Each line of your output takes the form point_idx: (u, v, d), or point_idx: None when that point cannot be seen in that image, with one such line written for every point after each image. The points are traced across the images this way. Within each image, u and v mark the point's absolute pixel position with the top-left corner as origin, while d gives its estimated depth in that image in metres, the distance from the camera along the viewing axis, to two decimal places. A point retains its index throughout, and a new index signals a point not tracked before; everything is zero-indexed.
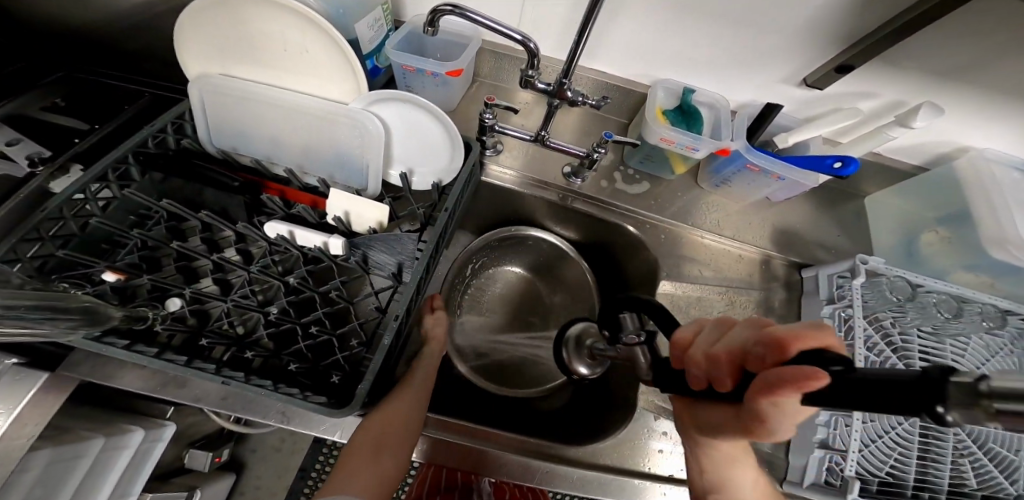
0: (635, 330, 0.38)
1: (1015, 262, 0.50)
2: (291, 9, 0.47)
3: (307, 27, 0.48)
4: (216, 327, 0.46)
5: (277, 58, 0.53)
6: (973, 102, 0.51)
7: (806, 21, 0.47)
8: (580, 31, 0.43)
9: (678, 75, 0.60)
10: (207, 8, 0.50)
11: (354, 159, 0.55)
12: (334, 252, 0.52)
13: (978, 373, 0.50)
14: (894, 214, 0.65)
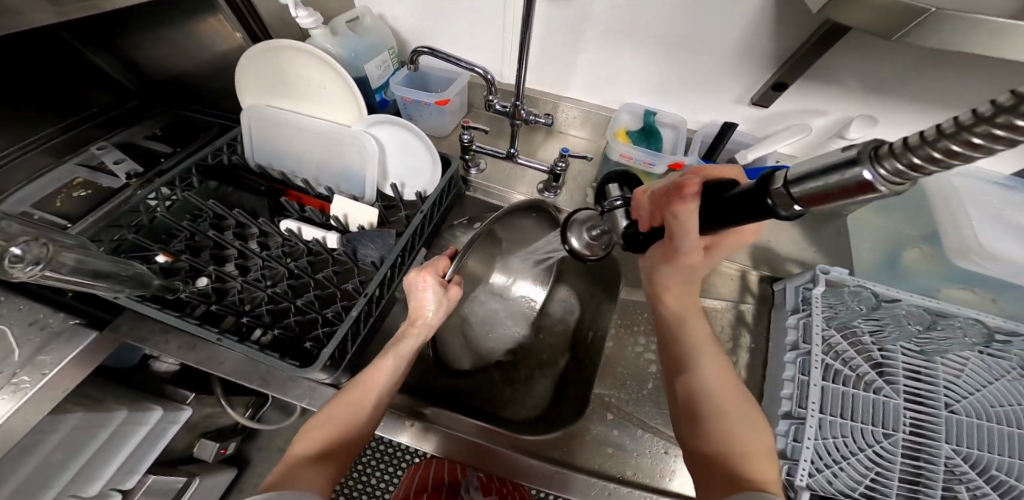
0: (615, 198, 0.46)
1: (982, 271, 0.51)
2: (313, 56, 0.61)
3: (322, 68, 0.62)
4: (230, 300, 0.57)
5: (304, 93, 0.67)
6: (909, 116, 0.56)
7: (736, 49, 0.56)
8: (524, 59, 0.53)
9: (640, 99, 0.68)
10: (256, 57, 0.65)
11: (355, 171, 0.66)
12: (331, 247, 0.62)
13: (975, 395, 0.53)
14: (878, 231, 0.63)
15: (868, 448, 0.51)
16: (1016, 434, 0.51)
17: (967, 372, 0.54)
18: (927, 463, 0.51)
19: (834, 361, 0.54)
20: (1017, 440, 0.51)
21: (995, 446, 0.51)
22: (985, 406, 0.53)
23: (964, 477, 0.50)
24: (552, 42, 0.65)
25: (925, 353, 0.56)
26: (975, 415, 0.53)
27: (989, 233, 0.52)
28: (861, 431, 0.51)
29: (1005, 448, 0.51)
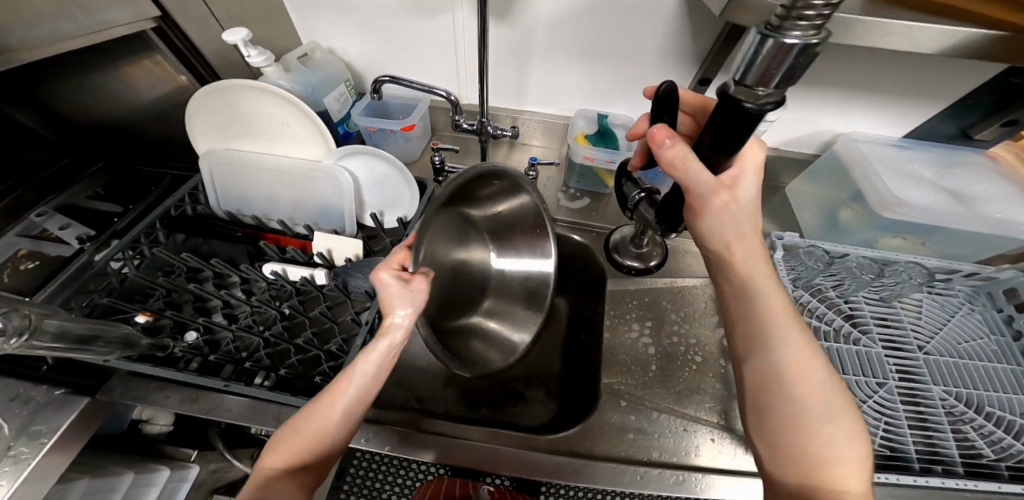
0: (636, 193, 0.51)
1: (904, 219, 0.58)
2: (270, 93, 0.61)
3: (282, 105, 0.62)
4: (224, 349, 0.56)
5: (266, 131, 0.67)
6: (814, 94, 0.66)
7: (663, 49, 0.63)
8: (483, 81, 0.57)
9: (592, 105, 0.75)
10: (207, 99, 0.64)
11: (331, 204, 0.67)
12: (320, 283, 0.62)
13: (939, 334, 0.58)
14: (816, 197, 0.74)
15: (869, 400, 0.52)
16: (991, 368, 0.54)
17: (925, 313, 0.60)
18: (927, 407, 0.52)
19: (806, 316, 0.59)
20: (996, 373, 0.54)
21: (982, 384, 0.53)
22: (951, 344, 0.57)
23: (966, 418, 0.51)
24: (502, 61, 0.71)
25: (887, 301, 0.61)
26: (948, 354, 0.56)
27: (900, 189, 0.60)
28: (854, 382, 0.54)
29: (990, 384, 0.53)
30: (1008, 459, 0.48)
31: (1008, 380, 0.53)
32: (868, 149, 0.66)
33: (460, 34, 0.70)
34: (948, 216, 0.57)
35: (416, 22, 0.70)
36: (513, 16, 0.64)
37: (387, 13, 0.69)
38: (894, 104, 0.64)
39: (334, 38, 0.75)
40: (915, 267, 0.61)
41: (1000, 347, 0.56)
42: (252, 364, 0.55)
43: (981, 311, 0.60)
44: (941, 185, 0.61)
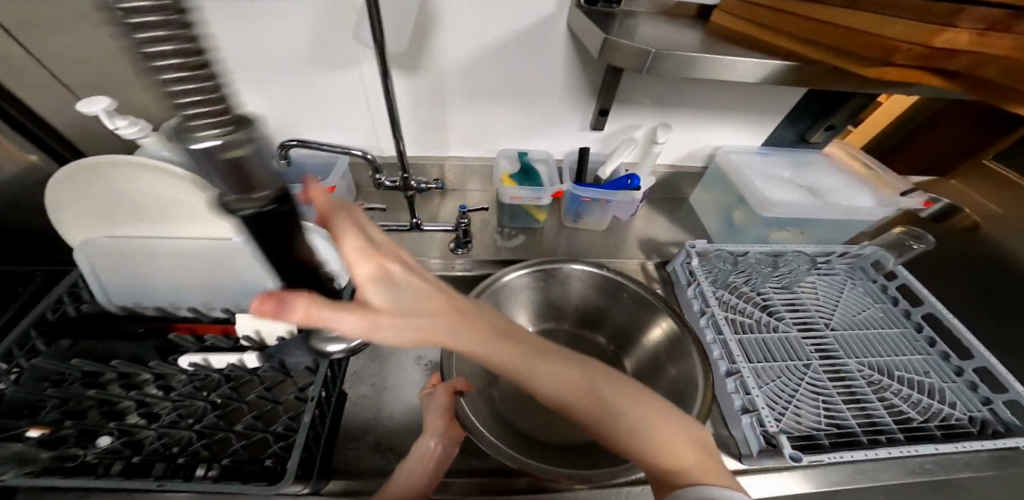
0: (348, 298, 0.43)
1: (778, 215, 0.70)
2: (159, 168, 0.54)
3: (174, 180, 0.55)
4: (151, 450, 0.49)
5: (154, 210, 0.58)
6: (696, 117, 0.75)
7: (563, 89, 0.69)
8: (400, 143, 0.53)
9: (511, 145, 0.78)
10: (70, 181, 0.54)
11: (253, 281, 0.62)
12: (251, 366, 0.57)
13: (837, 311, 0.71)
14: (714, 203, 0.84)
15: (805, 380, 0.60)
16: (882, 333, 0.69)
17: (821, 294, 0.74)
18: (852, 381, 0.62)
19: (731, 314, 0.67)
20: (887, 336, 0.69)
21: (884, 350, 0.66)
22: (849, 318, 0.71)
23: (884, 384, 0.62)
24: (419, 113, 0.71)
25: (792, 290, 0.74)
26: (851, 328, 0.69)
27: (770, 190, 0.72)
28: (787, 368, 0.61)
29: (888, 349, 0.66)
30: (930, 418, 0.59)
31: (896, 340, 0.68)
32: (739, 158, 0.79)
33: (371, 90, 0.69)
34: (814, 208, 0.69)
35: (322, 81, 0.67)
36: (424, 69, 0.65)
37: (288, 75, 0.67)
38: (755, 118, 0.76)
39: None
40: (802, 254, 0.74)
41: (885, 313, 0.72)
42: (189, 460, 0.49)
43: (862, 282, 0.77)
44: (801, 183, 0.75)
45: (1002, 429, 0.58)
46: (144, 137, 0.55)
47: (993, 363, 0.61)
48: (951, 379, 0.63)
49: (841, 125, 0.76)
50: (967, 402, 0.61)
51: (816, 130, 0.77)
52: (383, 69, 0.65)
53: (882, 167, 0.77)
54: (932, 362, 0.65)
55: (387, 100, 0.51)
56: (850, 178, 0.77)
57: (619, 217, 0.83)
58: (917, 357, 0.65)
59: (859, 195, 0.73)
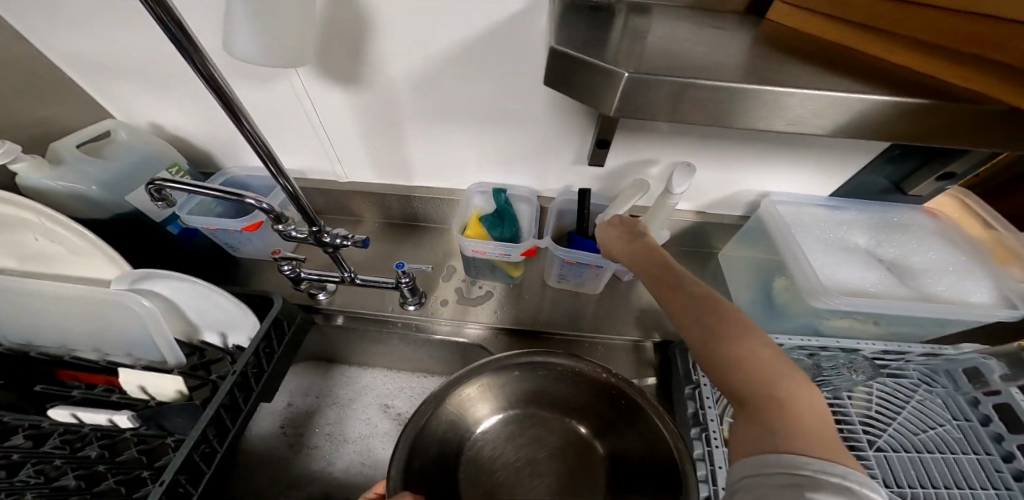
0: None
1: (838, 308, 0.48)
2: (17, 205, 0.46)
3: (38, 219, 0.47)
4: None
5: (31, 247, 0.51)
6: (729, 156, 0.57)
7: (548, 115, 0.53)
8: (289, 189, 0.41)
9: (487, 178, 0.64)
10: None
11: (141, 336, 0.52)
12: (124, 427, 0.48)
13: (892, 427, 0.55)
14: (746, 264, 0.65)
15: None
16: (950, 460, 0.52)
17: (875, 401, 0.57)
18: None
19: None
20: (957, 465, 0.52)
21: (942, 480, 0.51)
22: (909, 437, 0.55)
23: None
24: (376, 136, 0.59)
25: (833, 391, 0.58)
26: (906, 449, 0.54)
27: (819, 261, 0.52)
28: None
29: (950, 480, 0.51)
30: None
31: (970, 472, 0.51)
32: (791, 214, 0.58)
33: (315, 110, 0.56)
34: (898, 302, 0.47)
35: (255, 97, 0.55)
36: (371, 85, 0.52)
37: None
38: (819, 159, 0.56)
39: (166, 113, 0.62)
40: (853, 357, 0.55)
41: (964, 434, 0.54)
42: None
43: (942, 391, 0.58)
44: (878, 257, 0.53)
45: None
46: (10, 162, 0.47)
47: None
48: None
49: (962, 174, 0.52)
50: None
51: (918, 181, 0.54)
52: (323, 86, 0.52)
53: (1010, 227, 0.54)
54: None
55: (257, 152, 0.38)
56: (963, 251, 0.54)
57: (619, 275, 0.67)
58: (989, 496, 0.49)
59: (967, 284, 0.50)
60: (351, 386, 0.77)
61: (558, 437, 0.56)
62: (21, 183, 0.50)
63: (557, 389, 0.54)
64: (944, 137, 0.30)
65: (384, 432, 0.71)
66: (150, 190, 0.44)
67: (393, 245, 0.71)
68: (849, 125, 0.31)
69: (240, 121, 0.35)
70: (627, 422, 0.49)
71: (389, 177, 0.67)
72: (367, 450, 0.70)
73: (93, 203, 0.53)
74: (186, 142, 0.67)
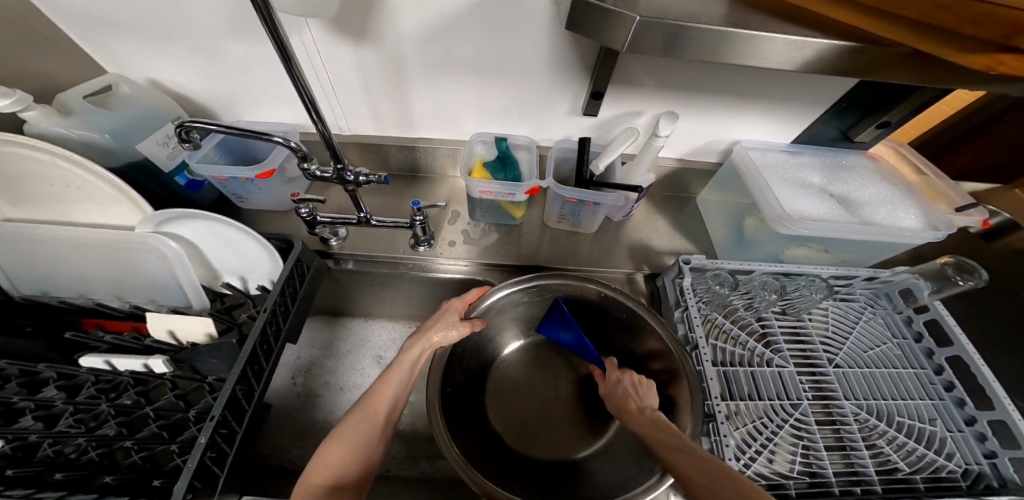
0: None
1: (795, 233, 0.57)
2: (37, 148, 0.47)
3: (59, 162, 0.48)
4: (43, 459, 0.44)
5: (49, 194, 0.52)
6: (708, 108, 0.63)
7: (549, 64, 0.56)
8: (325, 133, 0.45)
9: (488, 129, 0.68)
10: None
11: (166, 280, 0.54)
12: (160, 370, 0.51)
13: (848, 344, 0.62)
14: (722, 206, 0.74)
15: (786, 423, 0.53)
16: (894, 372, 0.59)
17: (831, 321, 0.64)
18: (842, 423, 0.54)
19: (720, 342, 0.60)
20: (899, 377, 0.59)
21: (891, 392, 0.57)
22: (861, 352, 0.61)
23: (878, 431, 0.54)
24: (381, 89, 0.61)
25: (796, 313, 0.65)
26: (857, 365, 0.60)
27: (787, 199, 0.60)
28: (772, 407, 0.55)
29: (896, 391, 0.57)
30: (919, 469, 0.51)
31: (910, 383, 0.58)
32: (758, 157, 0.66)
33: (322, 63, 0.57)
34: (846, 227, 0.57)
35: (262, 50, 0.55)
36: (379, 39, 0.54)
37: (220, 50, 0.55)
38: (786, 109, 0.63)
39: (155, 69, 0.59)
40: (815, 278, 0.63)
41: (903, 350, 0.62)
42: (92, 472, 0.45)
43: (883, 312, 0.66)
44: (831, 192, 0.62)
45: (996, 485, 0.49)
46: (22, 110, 0.46)
47: (1014, 417, 0.50)
48: (956, 427, 0.54)
49: (897, 122, 0.61)
50: (966, 453, 0.52)
51: (862, 128, 0.62)
52: (332, 40, 0.54)
53: (937, 173, 0.64)
54: (941, 408, 0.56)
55: (301, 98, 0.42)
56: (898, 188, 0.63)
57: (612, 217, 0.76)
58: (925, 402, 0.56)
59: (903, 211, 0.60)
60: (365, 334, 0.82)
61: (573, 361, 0.67)
62: (28, 129, 0.49)
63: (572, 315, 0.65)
64: (883, 75, 0.38)
65: None
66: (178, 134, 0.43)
67: (397, 195, 0.75)
68: (813, 62, 0.38)
69: (288, 64, 0.38)
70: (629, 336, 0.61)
71: (392, 130, 0.70)
72: None
73: (104, 152, 0.52)
74: (183, 97, 0.64)
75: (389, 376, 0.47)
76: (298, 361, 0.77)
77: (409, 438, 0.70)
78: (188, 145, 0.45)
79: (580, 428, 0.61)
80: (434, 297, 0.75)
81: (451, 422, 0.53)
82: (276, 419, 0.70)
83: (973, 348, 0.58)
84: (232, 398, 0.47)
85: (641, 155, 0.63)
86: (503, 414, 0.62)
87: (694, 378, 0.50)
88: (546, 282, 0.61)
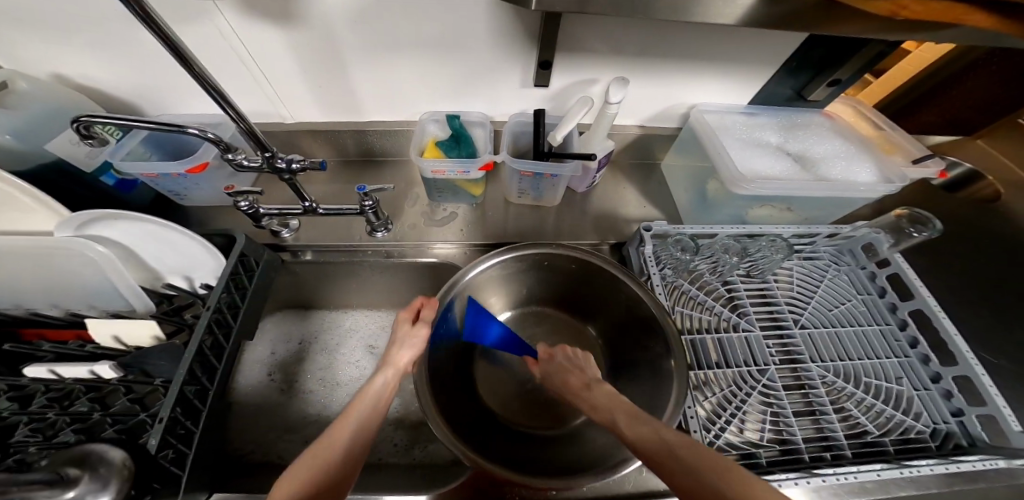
0: None
1: (750, 193, 0.57)
2: None
3: None
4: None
5: None
6: (662, 73, 0.61)
7: (491, 34, 0.53)
8: (246, 129, 0.42)
9: (440, 106, 0.65)
10: None
11: (102, 285, 0.51)
12: (108, 376, 0.49)
13: (812, 304, 0.62)
14: (685, 171, 0.74)
15: (754, 390, 0.54)
16: (859, 330, 0.60)
17: (796, 281, 0.65)
18: (810, 387, 0.55)
19: (687, 309, 0.60)
20: (865, 335, 0.60)
21: (856, 351, 0.58)
22: (826, 312, 0.62)
23: (846, 393, 0.55)
24: (315, 71, 0.58)
25: (761, 275, 0.65)
26: (823, 325, 0.61)
27: (740, 159, 0.59)
28: (740, 374, 0.55)
29: (862, 351, 0.58)
30: (890, 431, 0.52)
31: (875, 340, 0.59)
32: (714, 120, 0.65)
33: (245, 48, 0.53)
34: (799, 183, 0.57)
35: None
36: (304, 19, 0.50)
37: (130, 40, 0.51)
38: (740, 70, 0.61)
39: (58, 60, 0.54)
40: (775, 239, 0.64)
41: (868, 306, 0.63)
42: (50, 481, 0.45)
43: (847, 269, 0.66)
44: (787, 151, 0.62)
45: (966, 444, 0.50)
46: None
47: (978, 373, 0.52)
48: (923, 386, 0.55)
49: (848, 80, 0.60)
50: (935, 412, 0.53)
51: (813, 89, 0.62)
52: (249, 19, 0.49)
53: (895, 127, 0.63)
54: (907, 365, 0.56)
55: (210, 95, 0.38)
56: (854, 143, 0.63)
57: (575, 188, 0.75)
58: (892, 361, 0.57)
59: (856, 166, 0.60)
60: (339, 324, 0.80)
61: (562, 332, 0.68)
62: None
63: (553, 284, 0.66)
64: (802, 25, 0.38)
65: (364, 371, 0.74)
66: (78, 132, 0.40)
67: (352, 181, 0.72)
68: None
69: (183, 60, 0.34)
70: (606, 304, 0.63)
71: (338, 113, 0.66)
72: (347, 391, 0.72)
73: (8, 155, 0.48)
74: (100, 92, 0.58)
75: (363, 383, 0.44)
76: (272, 358, 0.75)
77: (390, 423, 0.70)
78: (94, 141, 0.42)
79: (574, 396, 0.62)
80: (403, 281, 0.74)
81: (441, 399, 0.52)
82: (251, 418, 0.68)
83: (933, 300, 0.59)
84: (184, 398, 0.46)
85: (596, 125, 0.61)
86: (495, 391, 0.62)
87: (678, 335, 0.51)
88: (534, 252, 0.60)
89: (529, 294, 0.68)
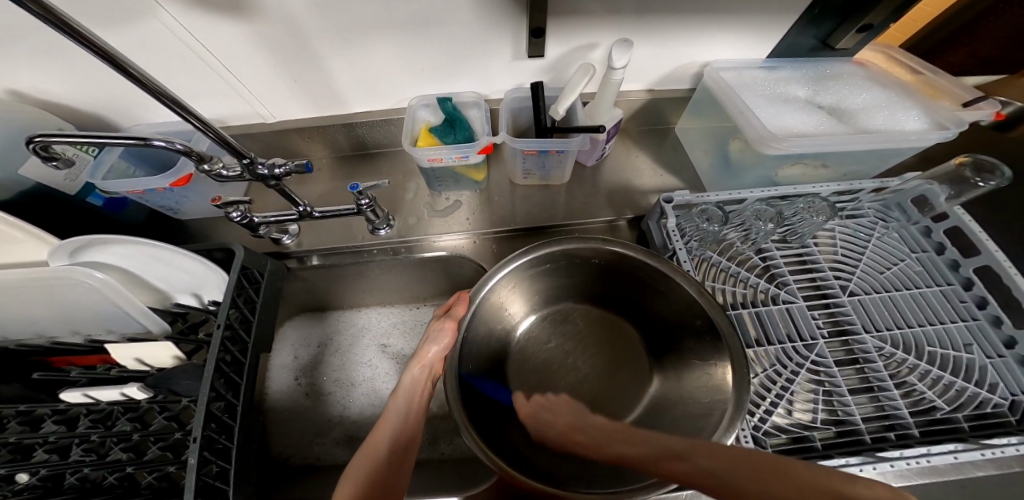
0: None
1: (781, 151, 0.51)
2: None
3: None
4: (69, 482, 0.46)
5: None
6: (669, 33, 0.55)
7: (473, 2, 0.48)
8: (219, 138, 0.39)
9: (427, 89, 0.61)
10: None
11: (110, 310, 0.50)
12: (140, 397, 0.50)
13: (859, 269, 0.57)
14: (703, 133, 0.68)
15: (803, 366, 0.51)
16: (916, 293, 0.55)
17: (839, 245, 0.59)
18: (866, 361, 0.52)
19: (719, 282, 0.56)
20: (922, 298, 0.55)
21: (915, 317, 0.53)
22: (876, 276, 0.57)
23: (907, 365, 0.51)
24: (288, 64, 0.53)
25: (799, 239, 0.60)
26: (875, 290, 0.56)
27: (763, 115, 0.54)
28: (783, 351, 0.52)
29: (920, 316, 0.53)
30: (963, 406, 0.48)
31: (935, 304, 0.54)
32: (732, 78, 0.59)
33: (201, 45, 0.49)
34: (836, 137, 0.50)
35: (121, 41, 0.47)
36: (259, 10, 0.46)
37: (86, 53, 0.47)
38: (759, 20, 0.54)
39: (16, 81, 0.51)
40: (815, 198, 0.57)
41: (924, 266, 0.57)
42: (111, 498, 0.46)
43: (898, 225, 0.60)
44: (817, 105, 0.55)
45: None
46: None
47: None
48: (996, 352, 0.50)
49: (882, 23, 0.51)
50: (1012, 383, 0.48)
51: (842, 35, 0.54)
52: (208, 15, 0.45)
53: (935, 69, 0.57)
54: (976, 330, 0.52)
55: (169, 108, 0.35)
56: (893, 87, 0.56)
57: (584, 162, 0.69)
58: (957, 326, 0.52)
59: (900, 113, 0.53)
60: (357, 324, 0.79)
61: (594, 330, 0.62)
62: None
63: (580, 282, 0.60)
64: None
65: (385, 372, 0.73)
66: (36, 153, 0.38)
67: (346, 178, 0.69)
68: None
69: (126, 72, 0.31)
70: (642, 297, 0.57)
71: (321, 108, 0.62)
72: (371, 391, 0.72)
73: None
74: (67, 108, 0.55)
75: (389, 410, 0.50)
76: (298, 361, 0.75)
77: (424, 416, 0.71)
78: (58, 162, 0.40)
79: (616, 396, 0.58)
80: (415, 276, 0.72)
81: (481, 431, 0.47)
82: (287, 422, 0.69)
83: (1000, 252, 0.53)
84: (212, 417, 0.46)
85: (600, 94, 0.56)
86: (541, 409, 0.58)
87: (737, 340, 0.45)
88: (564, 241, 0.54)
89: (554, 293, 0.62)
